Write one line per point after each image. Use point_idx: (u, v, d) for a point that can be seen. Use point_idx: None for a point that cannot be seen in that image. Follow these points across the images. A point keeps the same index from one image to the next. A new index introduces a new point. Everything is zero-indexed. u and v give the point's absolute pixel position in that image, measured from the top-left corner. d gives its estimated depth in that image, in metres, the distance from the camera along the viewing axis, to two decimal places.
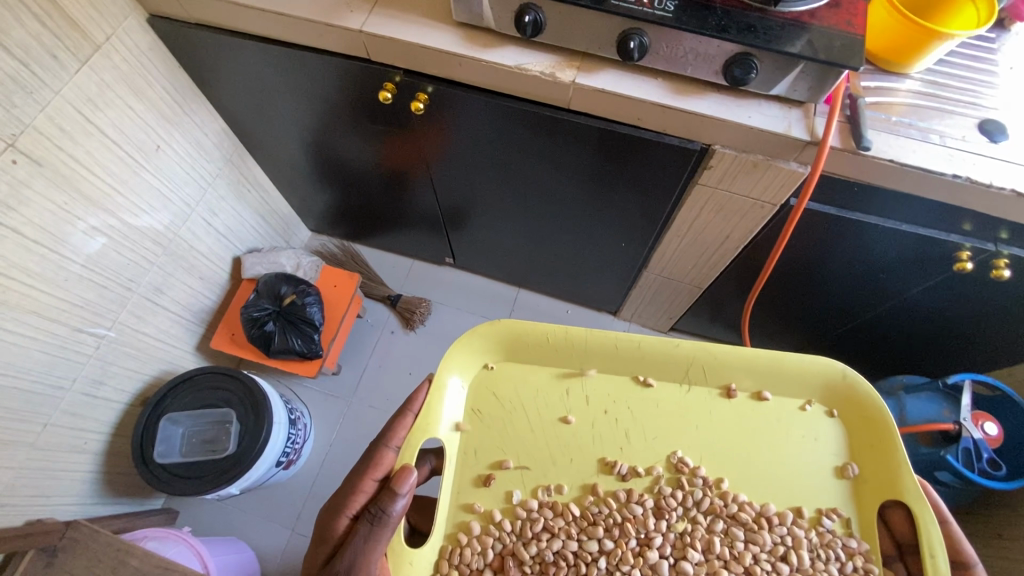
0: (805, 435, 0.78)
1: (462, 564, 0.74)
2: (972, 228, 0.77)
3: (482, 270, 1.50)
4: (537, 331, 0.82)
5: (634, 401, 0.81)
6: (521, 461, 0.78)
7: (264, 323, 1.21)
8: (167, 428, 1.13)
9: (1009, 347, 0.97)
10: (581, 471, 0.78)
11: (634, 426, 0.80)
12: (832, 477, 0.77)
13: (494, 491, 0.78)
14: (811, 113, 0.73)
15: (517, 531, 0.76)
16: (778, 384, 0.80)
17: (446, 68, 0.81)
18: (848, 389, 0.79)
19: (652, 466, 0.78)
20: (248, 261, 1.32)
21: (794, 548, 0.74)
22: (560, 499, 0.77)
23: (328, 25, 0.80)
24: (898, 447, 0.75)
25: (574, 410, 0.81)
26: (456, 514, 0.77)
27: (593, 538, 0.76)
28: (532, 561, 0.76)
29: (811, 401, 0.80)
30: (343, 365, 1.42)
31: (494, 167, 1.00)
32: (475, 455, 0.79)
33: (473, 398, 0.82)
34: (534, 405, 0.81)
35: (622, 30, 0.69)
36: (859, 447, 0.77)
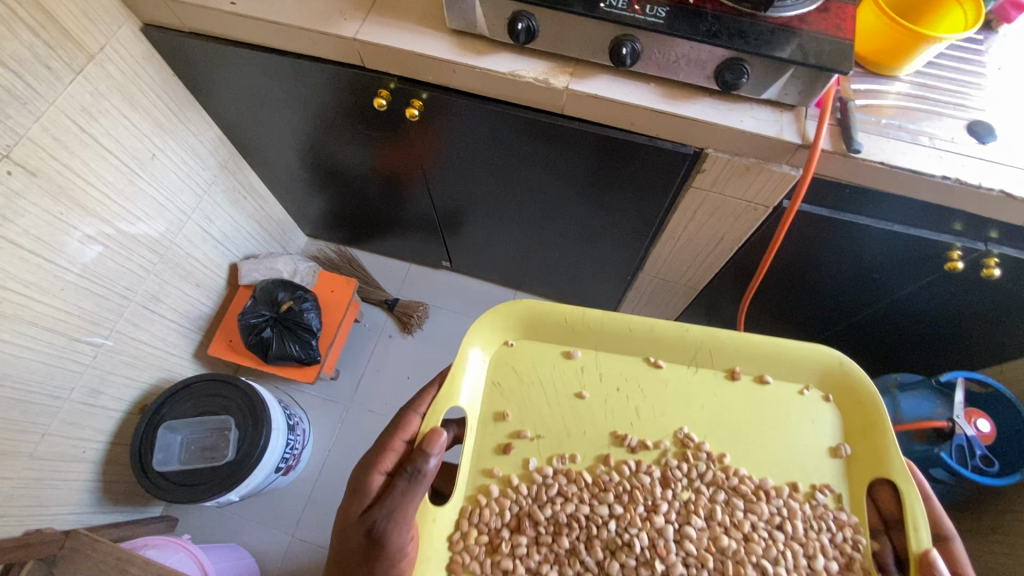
0: (803, 417, 0.79)
1: (481, 524, 0.75)
2: (962, 228, 0.78)
3: (479, 274, 1.50)
4: (558, 309, 0.83)
5: (645, 381, 0.82)
6: (538, 431, 0.79)
7: (261, 330, 1.20)
8: (165, 436, 1.13)
9: (1001, 345, 0.98)
10: (593, 443, 0.79)
11: (644, 403, 0.80)
12: (826, 457, 0.77)
13: (513, 458, 0.78)
14: (801, 116, 0.73)
15: (533, 495, 0.77)
16: (778, 367, 0.81)
17: (441, 75, 0.82)
18: (843, 377, 0.80)
19: (659, 440, 0.79)
20: (244, 267, 1.32)
21: (790, 518, 0.75)
22: (575, 468, 0.78)
23: (322, 34, 0.81)
24: (888, 428, 0.75)
25: (588, 386, 0.82)
26: (477, 478, 0.78)
27: (604, 503, 0.76)
28: (546, 523, 0.76)
29: (809, 386, 0.81)
30: (340, 370, 1.42)
31: (490, 172, 1.01)
32: (496, 424, 0.80)
33: (494, 371, 0.83)
34: (552, 381, 0.82)
35: (614, 37, 0.70)
36: (853, 429, 0.78)
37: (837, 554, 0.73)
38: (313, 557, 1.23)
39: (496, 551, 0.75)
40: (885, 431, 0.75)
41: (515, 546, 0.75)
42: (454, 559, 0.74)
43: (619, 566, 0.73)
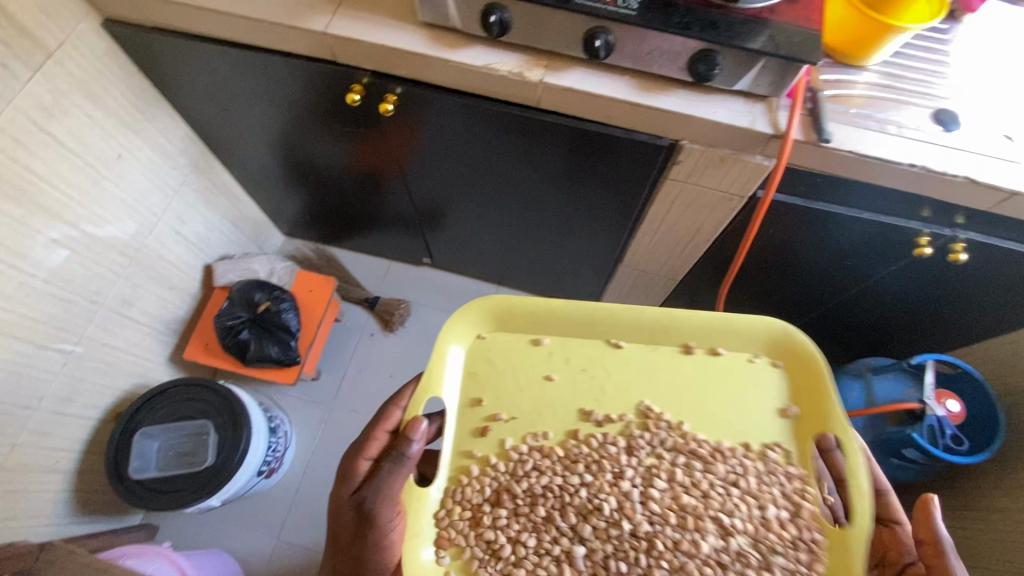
0: (754, 385, 0.81)
1: (465, 501, 0.77)
2: (930, 214, 0.80)
3: (460, 269, 1.49)
4: (527, 300, 0.83)
5: (609, 360, 0.83)
6: (513, 414, 0.80)
7: (238, 332, 1.18)
8: (141, 443, 1.10)
9: (969, 328, 1.01)
10: (562, 419, 0.80)
11: (608, 381, 0.82)
12: (775, 418, 0.80)
13: (490, 440, 0.80)
14: (773, 107, 0.74)
15: (510, 471, 0.78)
16: (730, 339, 0.83)
17: (414, 69, 0.81)
18: (790, 343, 0.82)
19: (621, 413, 0.80)
20: (219, 268, 1.29)
21: (744, 475, 0.76)
22: (547, 444, 0.79)
23: (291, 28, 0.79)
24: (830, 387, 0.78)
25: (557, 368, 0.83)
26: (458, 460, 0.80)
27: (575, 473, 0.77)
28: (524, 496, 0.78)
29: (758, 355, 0.83)
30: (322, 370, 1.40)
31: (468, 166, 1.00)
32: (473, 410, 0.81)
33: (469, 362, 0.84)
34: (522, 367, 0.83)
35: (588, 29, 0.70)
36: (801, 390, 0.80)
37: (787, 506, 0.75)
38: (298, 560, 1.22)
39: (479, 525, 0.76)
40: (827, 389, 0.78)
41: (496, 519, 0.77)
42: (442, 535, 0.76)
43: (592, 530, 0.75)
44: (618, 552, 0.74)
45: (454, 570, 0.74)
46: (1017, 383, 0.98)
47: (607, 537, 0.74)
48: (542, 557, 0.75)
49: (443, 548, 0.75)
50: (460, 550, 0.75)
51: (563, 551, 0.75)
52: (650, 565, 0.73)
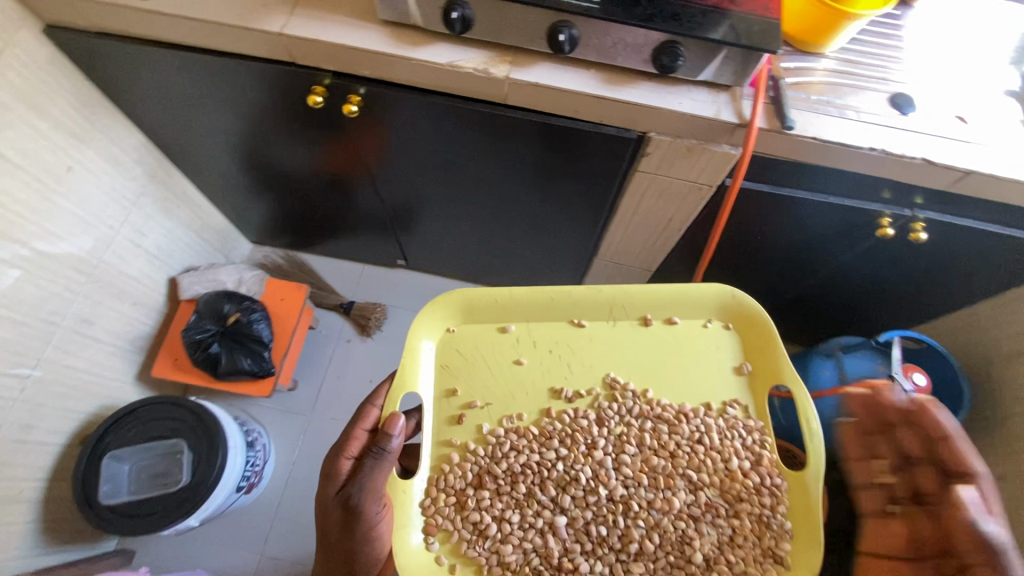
0: (709, 348, 0.85)
1: (448, 487, 0.80)
2: (890, 196, 0.82)
3: (436, 270, 1.48)
4: (490, 290, 0.85)
5: (574, 341, 0.85)
6: (487, 399, 0.83)
7: (208, 345, 1.15)
8: (110, 466, 1.06)
9: (931, 304, 1.05)
10: (535, 400, 0.83)
11: (575, 359, 0.85)
12: (731, 375, 0.84)
13: (467, 426, 0.82)
14: (738, 96, 0.75)
15: (489, 454, 0.81)
16: (683, 308, 0.86)
17: (377, 69, 0.79)
18: (738, 304, 0.86)
19: (590, 387, 0.84)
20: (184, 281, 1.24)
21: (706, 433, 0.82)
22: (522, 424, 0.82)
23: (246, 29, 0.76)
24: (776, 343, 0.83)
25: (525, 352, 0.85)
26: (438, 449, 0.82)
27: (551, 449, 0.82)
28: (504, 475, 0.81)
29: (711, 319, 0.87)
30: (298, 380, 1.37)
31: (438, 166, 0.99)
32: (449, 400, 0.83)
33: (441, 355, 0.85)
34: (493, 355, 0.85)
35: (552, 23, 0.69)
36: (750, 347, 0.85)
37: (748, 456, 0.81)
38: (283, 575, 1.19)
39: (464, 508, 0.79)
40: (775, 345, 0.83)
41: (480, 500, 0.80)
42: (429, 522, 0.78)
43: (571, 500, 0.80)
44: (597, 517, 0.80)
45: (445, 555, 0.77)
46: (978, 353, 1.02)
47: (586, 504, 0.80)
48: (527, 531, 0.79)
49: (432, 534, 0.77)
50: (448, 535, 0.78)
51: (546, 522, 0.79)
52: (629, 524, 0.79)
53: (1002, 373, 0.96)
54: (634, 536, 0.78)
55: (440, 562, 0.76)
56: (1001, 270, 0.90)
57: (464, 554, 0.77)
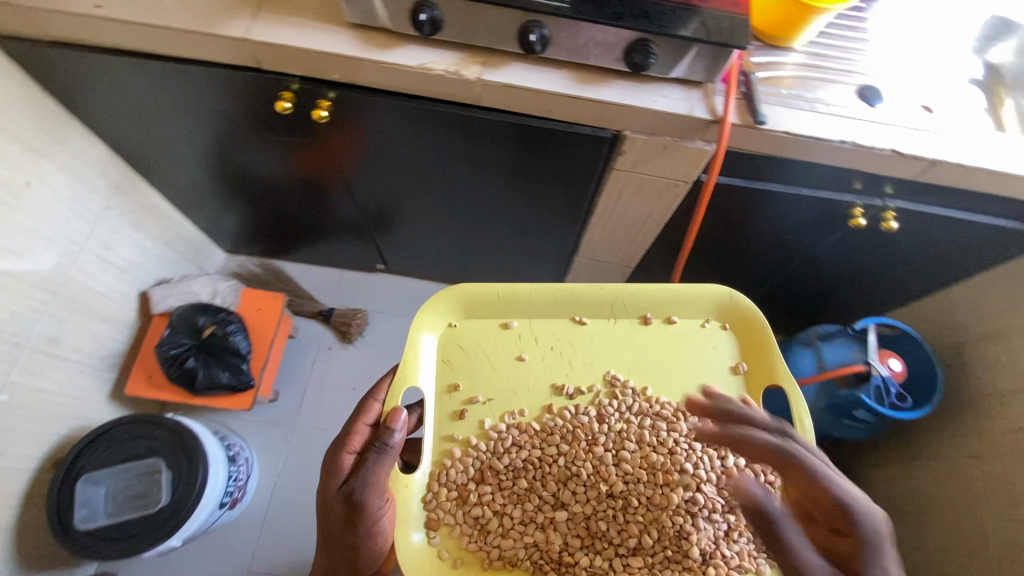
0: (707, 347, 0.86)
1: (450, 482, 0.79)
2: (861, 186, 0.83)
3: (416, 273, 1.46)
4: (493, 286, 0.85)
5: (575, 337, 0.86)
6: (489, 395, 0.83)
7: (184, 361, 1.12)
8: (85, 491, 1.01)
9: (903, 289, 1.07)
10: (536, 396, 0.83)
11: (576, 356, 0.85)
12: (729, 375, 0.84)
13: (469, 422, 0.82)
14: (710, 92, 0.75)
15: (491, 449, 0.81)
16: (682, 307, 0.87)
17: (347, 73, 0.77)
18: (735, 306, 0.86)
19: (591, 384, 0.84)
20: (156, 294, 1.21)
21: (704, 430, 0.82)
22: (524, 420, 0.83)
23: (208, 36, 0.74)
24: (772, 344, 0.84)
25: (527, 348, 0.85)
26: (440, 444, 0.82)
27: (552, 445, 0.82)
28: (506, 470, 0.82)
29: (709, 319, 0.87)
30: (279, 391, 1.34)
31: (414, 169, 0.97)
32: (451, 395, 0.83)
33: (443, 350, 0.85)
34: (495, 351, 0.85)
35: (522, 23, 0.68)
36: (746, 347, 0.86)
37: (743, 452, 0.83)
38: None
39: (466, 502, 0.80)
40: (771, 346, 0.84)
41: (482, 495, 0.81)
42: (431, 516, 0.78)
43: (572, 495, 0.81)
44: (597, 513, 0.79)
45: (447, 550, 0.77)
46: (950, 336, 1.04)
47: (586, 500, 0.80)
48: (528, 527, 0.79)
49: (433, 529, 0.78)
50: (450, 529, 0.78)
51: (546, 518, 0.80)
52: (629, 520, 0.79)
53: (973, 354, 0.99)
54: (632, 531, 0.78)
55: (443, 557, 0.76)
56: (969, 255, 0.92)
57: (466, 549, 0.77)
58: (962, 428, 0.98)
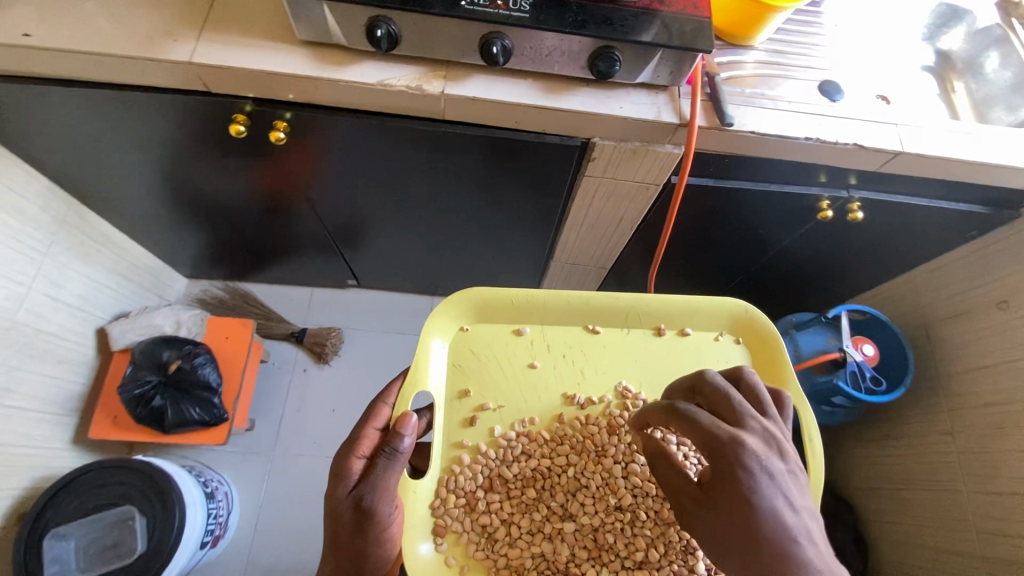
0: (719, 360, 0.84)
1: (458, 489, 0.78)
2: (827, 179, 0.84)
3: (389, 286, 1.43)
4: (506, 292, 0.83)
5: (587, 345, 0.85)
6: (499, 402, 0.81)
7: (150, 400, 1.07)
8: (53, 546, 0.95)
9: (870, 274, 1.10)
10: (547, 404, 0.82)
11: (589, 365, 0.84)
12: None
13: (480, 429, 0.80)
14: (676, 96, 0.75)
15: (500, 457, 0.80)
16: (697, 319, 0.85)
17: (303, 93, 0.74)
18: (752, 323, 0.85)
19: (603, 395, 0.83)
20: (114, 331, 1.14)
21: None
22: (534, 429, 0.82)
23: (149, 61, 0.69)
24: (785, 362, 0.83)
25: (539, 355, 0.84)
26: (449, 451, 0.80)
27: (562, 454, 0.81)
28: (515, 479, 0.81)
29: (722, 332, 0.86)
30: (255, 418, 1.30)
31: (380, 184, 0.94)
32: (461, 401, 0.81)
33: (454, 354, 0.83)
34: (506, 357, 0.83)
35: (483, 35, 0.66)
36: (759, 364, 0.84)
37: None
38: None
39: (474, 510, 0.78)
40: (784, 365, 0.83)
41: (490, 503, 0.79)
42: (437, 523, 0.77)
43: (581, 506, 0.80)
44: (605, 525, 0.78)
45: (455, 556, 0.76)
46: (917, 316, 1.08)
47: (594, 511, 0.79)
48: (535, 537, 0.78)
49: (441, 537, 0.76)
50: (457, 536, 0.77)
51: (554, 528, 0.79)
52: (636, 533, 0.78)
53: (940, 333, 1.02)
54: (640, 544, 0.77)
55: (450, 563, 0.75)
56: (930, 238, 0.95)
57: (474, 557, 0.76)
58: (934, 405, 1.01)
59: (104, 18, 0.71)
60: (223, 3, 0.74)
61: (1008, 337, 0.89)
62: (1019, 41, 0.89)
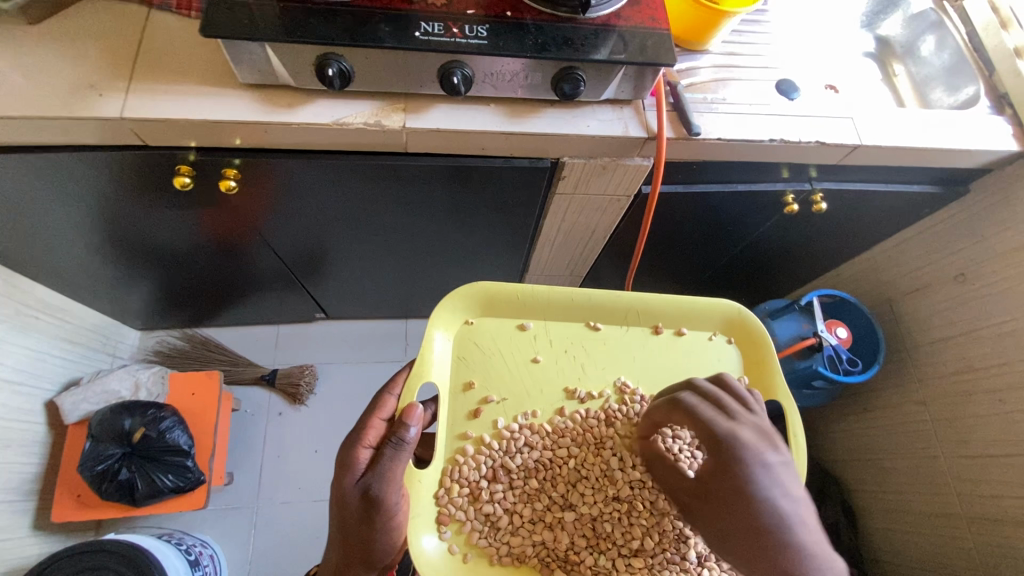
0: (712, 360, 0.84)
1: (462, 479, 0.75)
2: (789, 175, 0.86)
3: (360, 314, 1.38)
4: (513, 284, 0.80)
5: (589, 342, 0.83)
6: (502, 395, 0.79)
7: (116, 474, 1.01)
8: None
9: (833, 255, 1.14)
10: (549, 399, 0.80)
11: (590, 360, 0.82)
12: None
13: (483, 421, 0.78)
14: (641, 108, 0.74)
15: (504, 448, 0.77)
16: (692, 318, 0.85)
17: (253, 138, 0.69)
18: (742, 324, 0.85)
19: (602, 389, 0.81)
20: (65, 404, 1.07)
21: None
22: (537, 421, 0.80)
23: (74, 120, 0.63)
24: (773, 366, 0.83)
25: (542, 350, 0.82)
26: (452, 442, 0.77)
27: (565, 447, 0.79)
28: (519, 470, 0.79)
29: (715, 333, 0.85)
30: (234, 471, 1.23)
31: (344, 220, 0.90)
32: (465, 394, 0.79)
33: (458, 347, 0.81)
34: (510, 351, 0.81)
35: (441, 65, 0.64)
36: (749, 363, 0.84)
37: None
38: None
39: (478, 499, 0.76)
40: (772, 366, 0.82)
41: (494, 493, 0.77)
42: (441, 513, 0.74)
43: (581, 497, 0.78)
44: (603, 514, 0.77)
45: (457, 545, 0.73)
46: (881, 292, 1.12)
47: (593, 501, 0.78)
48: (537, 526, 0.77)
49: (444, 526, 0.73)
50: (461, 525, 0.74)
51: (555, 517, 0.77)
52: (633, 522, 0.77)
53: (905, 308, 1.06)
54: (636, 533, 0.76)
55: (453, 552, 0.73)
56: (888, 218, 0.99)
57: (477, 545, 0.74)
58: (906, 376, 1.06)
59: (16, 76, 0.64)
60: (152, 48, 0.68)
61: (969, 307, 0.94)
62: (953, 26, 0.92)
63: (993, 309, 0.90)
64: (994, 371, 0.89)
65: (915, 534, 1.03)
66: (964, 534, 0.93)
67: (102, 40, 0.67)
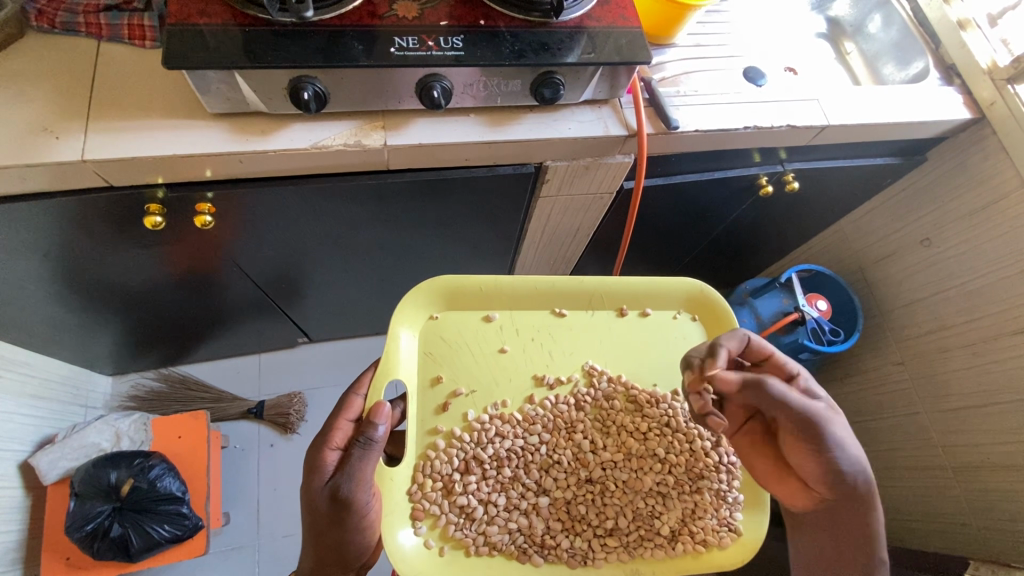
0: (677, 338, 0.82)
1: (435, 473, 0.74)
2: (761, 158, 0.88)
3: (342, 334, 1.35)
4: (478, 277, 0.79)
5: (555, 329, 0.81)
6: (472, 386, 0.77)
7: (107, 531, 0.97)
8: None
9: (804, 230, 1.17)
10: (518, 387, 0.79)
11: (556, 346, 0.80)
12: None
13: (453, 414, 0.76)
14: (618, 107, 0.74)
15: (475, 440, 0.76)
16: (655, 299, 0.83)
17: (226, 169, 0.66)
18: (705, 300, 0.83)
19: (570, 374, 0.80)
20: (42, 463, 1.01)
21: (676, 416, 0.79)
22: (507, 411, 0.78)
23: (30, 166, 0.59)
24: None
25: (508, 340, 0.80)
26: (422, 439, 0.75)
27: (535, 434, 0.78)
28: (490, 460, 0.77)
29: (679, 311, 0.84)
30: (230, 510, 1.19)
31: (325, 243, 0.87)
32: (434, 389, 0.77)
33: (423, 343, 0.78)
34: (477, 343, 0.79)
35: (419, 79, 0.62)
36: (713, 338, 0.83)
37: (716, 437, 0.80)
38: None
39: (452, 492, 0.74)
40: None
41: (468, 485, 0.75)
42: (416, 508, 0.72)
43: (554, 481, 0.78)
44: (576, 497, 0.78)
45: (434, 540, 0.71)
46: (854, 262, 1.18)
47: (565, 485, 0.78)
48: (512, 513, 0.76)
49: (420, 521, 0.71)
50: (436, 519, 0.73)
51: (529, 503, 0.77)
52: (606, 502, 0.78)
53: (878, 275, 1.11)
54: (610, 513, 0.77)
55: (430, 546, 0.71)
56: (855, 190, 1.03)
57: (453, 537, 0.72)
58: (884, 340, 1.11)
59: None
60: (107, 84, 0.64)
61: (939, 268, 0.99)
62: (898, 5, 0.96)
63: (960, 268, 0.95)
64: (966, 326, 0.95)
65: (906, 489, 1.08)
66: (953, 484, 0.98)
67: (52, 80, 0.63)
